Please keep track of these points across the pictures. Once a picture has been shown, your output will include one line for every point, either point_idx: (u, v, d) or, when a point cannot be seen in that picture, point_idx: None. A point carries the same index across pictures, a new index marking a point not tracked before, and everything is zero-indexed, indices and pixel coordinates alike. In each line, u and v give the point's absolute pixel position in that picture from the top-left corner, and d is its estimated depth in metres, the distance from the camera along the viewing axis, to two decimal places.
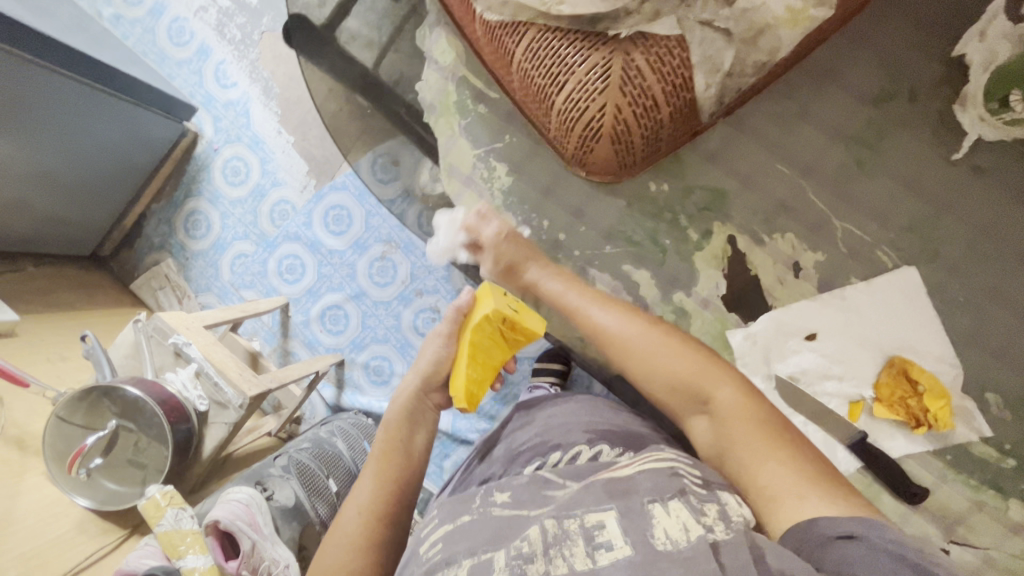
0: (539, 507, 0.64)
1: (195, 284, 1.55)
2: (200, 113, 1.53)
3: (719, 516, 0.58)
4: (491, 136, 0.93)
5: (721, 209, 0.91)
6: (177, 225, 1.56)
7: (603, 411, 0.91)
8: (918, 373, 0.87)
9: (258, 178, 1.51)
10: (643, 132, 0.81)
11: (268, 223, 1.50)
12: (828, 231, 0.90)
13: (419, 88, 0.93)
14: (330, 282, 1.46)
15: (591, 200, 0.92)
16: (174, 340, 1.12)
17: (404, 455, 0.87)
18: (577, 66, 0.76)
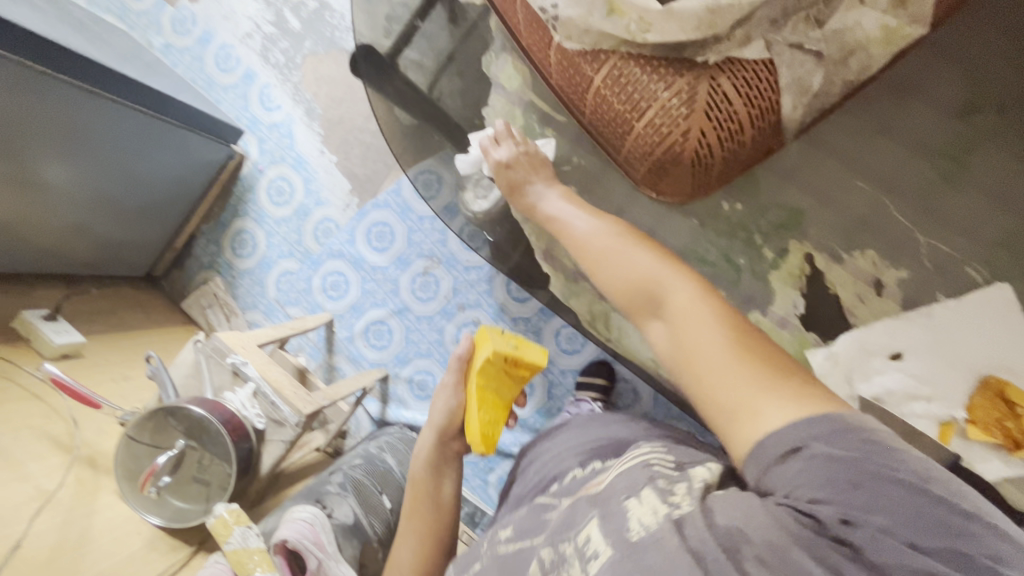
0: (535, 533, 0.65)
1: (243, 301, 1.64)
2: (246, 135, 1.61)
3: (685, 495, 0.52)
4: (559, 159, 0.86)
5: (798, 227, 0.85)
6: (226, 245, 1.65)
7: (597, 428, 0.89)
8: (1016, 394, 0.79)
9: (302, 197, 1.56)
10: (724, 155, 0.75)
11: (313, 241, 1.55)
12: (912, 246, 0.87)
13: (486, 114, 0.86)
14: (373, 298, 1.49)
15: (661, 220, 0.82)
16: (229, 359, 1.10)
17: (422, 509, 0.88)
18: (661, 92, 0.71)
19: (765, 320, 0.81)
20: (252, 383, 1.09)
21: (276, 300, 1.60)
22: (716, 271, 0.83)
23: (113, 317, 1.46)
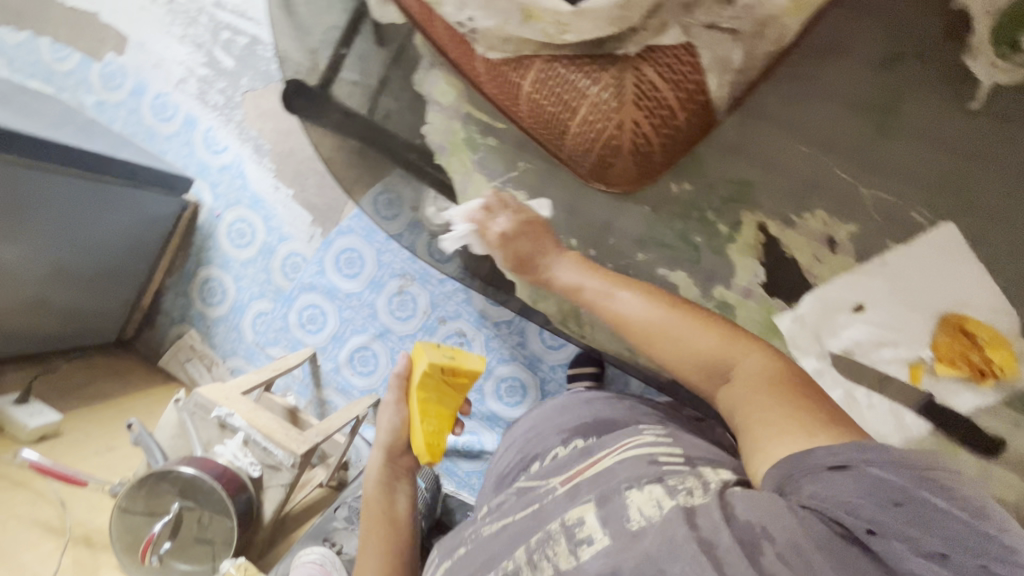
0: (525, 508, 0.71)
1: (222, 349, 1.60)
2: (198, 183, 1.58)
3: (698, 494, 0.56)
4: (505, 166, 0.88)
5: (750, 198, 0.86)
6: (195, 296, 1.62)
7: (581, 406, 0.95)
8: (975, 325, 0.84)
9: (264, 236, 1.54)
10: (662, 142, 0.78)
11: (282, 278, 1.53)
12: (858, 202, 0.85)
13: (426, 131, 0.88)
14: (352, 324, 1.47)
15: (617, 211, 0.88)
16: (217, 413, 1.10)
17: (378, 512, 0.92)
18: (589, 89, 0.73)
19: (730, 293, 0.87)
20: (242, 432, 1.08)
21: (255, 343, 1.56)
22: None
23: (92, 390, 1.45)
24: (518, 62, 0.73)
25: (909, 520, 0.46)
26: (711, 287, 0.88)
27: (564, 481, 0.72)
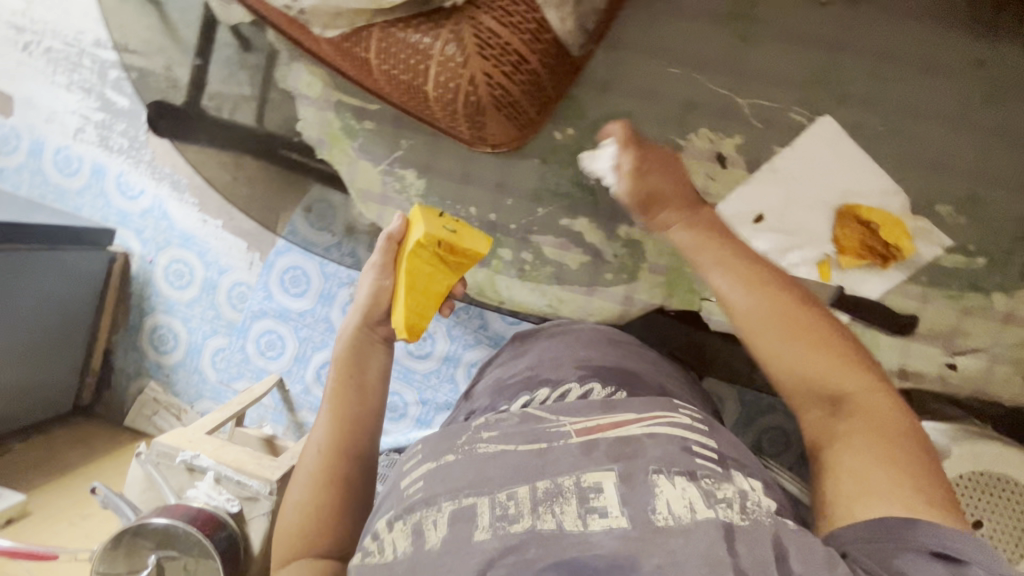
0: (531, 444, 0.53)
1: (187, 395, 1.55)
2: (121, 233, 1.53)
3: (743, 514, 0.45)
4: (388, 148, 1.08)
5: (630, 130, 0.99)
6: (146, 347, 1.57)
7: (600, 343, 0.81)
8: (868, 213, 0.93)
9: (203, 272, 1.49)
10: (522, 88, 0.91)
11: (231, 310, 1.49)
12: (738, 113, 0.95)
13: (303, 128, 1.09)
14: (311, 341, 1.41)
15: (508, 169, 1.05)
16: (181, 458, 1.10)
17: (342, 416, 0.82)
18: (432, 49, 0.86)
19: (634, 230, 1.01)
20: (210, 471, 1.08)
21: (219, 381, 1.51)
22: (573, 199, 1.03)
23: (55, 465, 1.41)
24: (362, 34, 0.89)
25: (952, 571, 0.46)
26: (617, 227, 1.02)
27: (582, 430, 0.55)
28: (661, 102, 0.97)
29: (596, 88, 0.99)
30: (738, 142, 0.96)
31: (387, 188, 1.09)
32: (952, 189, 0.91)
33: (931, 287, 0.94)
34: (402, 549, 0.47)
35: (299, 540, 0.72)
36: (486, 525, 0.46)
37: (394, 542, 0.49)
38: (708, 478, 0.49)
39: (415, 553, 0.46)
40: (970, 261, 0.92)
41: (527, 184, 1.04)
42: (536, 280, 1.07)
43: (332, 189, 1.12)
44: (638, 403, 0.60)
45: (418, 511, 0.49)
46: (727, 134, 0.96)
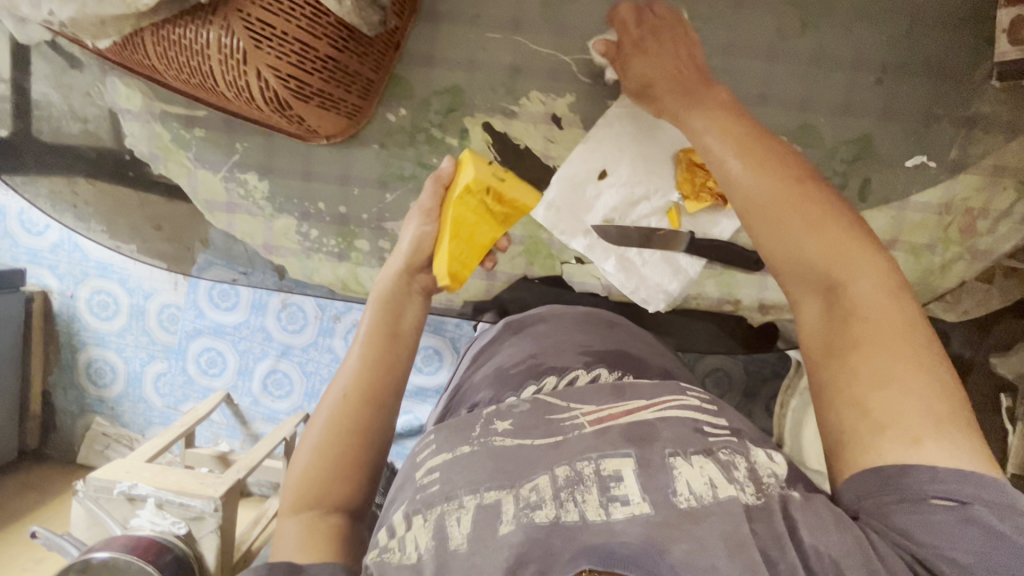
0: (547, 438, 0.47)
1: (136, 424, 1.45)
2: (34, 270, 1.40)
3: (756, 493, 0.41)
4: (225, 151, 0.77)
5: (461, 98, 0.74)
6: (84, 384, 1.45)
7: (598, 323, 0.73)
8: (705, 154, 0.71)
9: (127, 299, 1.37)
10: (347, 88, 0.67)
11: (163, 333, 1.37)
12: (565, 72, 0.72)
13: (115, 133, 0.77)
14: (252, 354, 1.32)
15: (317, 157, 0.77)
16: (118, 489, 0.98)
17: (375, 359, 0.64)
18: (208, 47, 0.60)
19: None
20: (151, 497, 0.97)
21: (168, 407, 1.42)
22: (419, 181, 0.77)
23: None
24: (131, 43, 0.63)
25: (959, 519, 0.37)
26: None
27: (595, 418, 0.49)
28: (484, 66, 0.73)
29: (418, 57, 0.73)
30: (570, 100, 0.73)
31: (233, 195, 0.78)
32: (773, 127, 0.72)
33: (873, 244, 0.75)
34: (427, 547, 0.39)
35: (301, 494, 0.56)
36: (512, 516, 0.39)
37: (414, 540, 0.40)
38: (725, 452, 0.44)
39: (437, 556, 0.38)
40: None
41: (373, 169, 0.77)
42: None
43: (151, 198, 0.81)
44: (647, 387, 0.54)
45: (438, 503, 0.42)
46: (560, 95, 0.73)
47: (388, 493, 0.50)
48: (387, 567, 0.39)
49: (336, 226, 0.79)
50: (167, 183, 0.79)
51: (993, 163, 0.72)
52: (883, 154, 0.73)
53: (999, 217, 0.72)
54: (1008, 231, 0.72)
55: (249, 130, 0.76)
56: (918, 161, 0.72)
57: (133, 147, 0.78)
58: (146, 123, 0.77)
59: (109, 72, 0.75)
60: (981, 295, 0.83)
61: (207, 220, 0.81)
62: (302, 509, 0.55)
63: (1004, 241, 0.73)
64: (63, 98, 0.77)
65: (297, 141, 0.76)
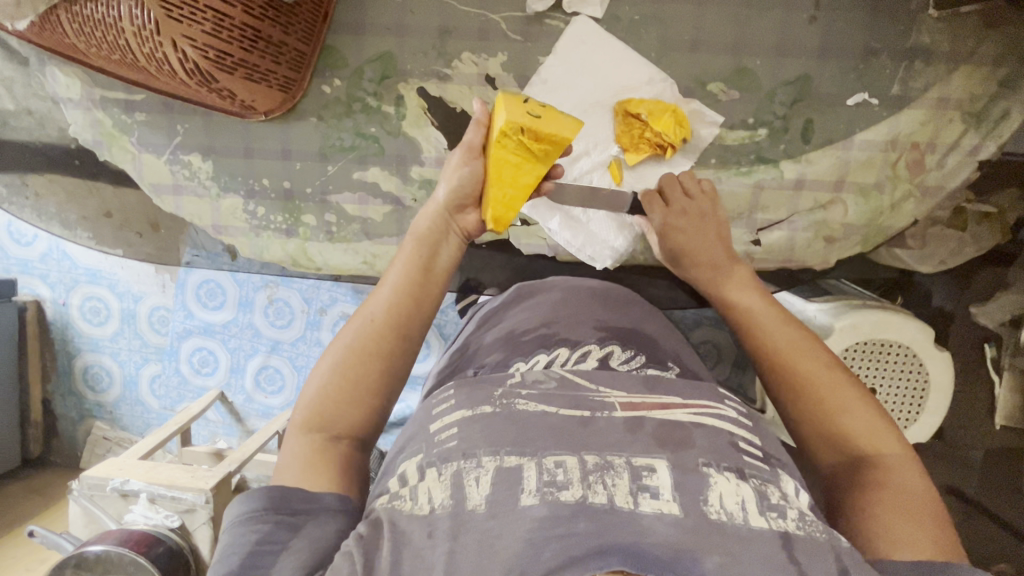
0: (573, 410, 0.47)
1: (135, 428, 1.28)
2: (24, 280, 1.22)
3: (797, 523, 0.38)
4: (165, 132, 0.69)
5: (396, 64, 0.65)
6: (81, 390, 1.28)
7: (615, 301, 0.66)
8: (637, 105, 0.65)
9: (118, 304, 1.21)
10: (275, 59, 0.59)
11: (156, 336, 1.21)
12: (499, 33, 0.65)
13: (45, 124, 0.71)
14: (243, 351, 1.18)
15: (252, 132, 0.68)
16: (112, 486, 0.98)
17: (411, 288, 0.58)
18: (117, 18, 0.49)
19: None
20: (142, 493, 0.96)
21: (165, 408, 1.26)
22: (360, 152, 0.68)
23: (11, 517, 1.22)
24: (45, 22, 0.53)
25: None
26: None
27: (628, 403, 0.48)
28: (414, 30, 0.65)
29: (346, 24, 0.64)
30: (504, 59, 0.65)
31: (175, 174, 0.70)
32: (706, 73, 0.65)
33: (865, 197, 0.68)
34: (441, 500, 0.39)
35: (317, 412, 0.52)
36: (533, 489, 0.38)
37: (427, 492, 0.40)
38: (757, 479, 0.41)
39: (453, 513, 0.38)
40: (750, 135, 0.67)
41: (312, 141, 0.68)
42: (348, 240, 0.71)
43: (94, 184, 0.72)
44: (682, 387, 0.52)
45: (455, 461, 0.42)
46: (491, 54, 0.65)
47: (398, 439, 0.51)
48: (401, 515, 0.40)
49: (281, 201, 0.70)
50: (114, 169, 0.71)
51: (939, 95, 0.64)
52: (824, 93, 0.65)
53: (947, 152, 0.66)
54: (955, 166, 0.66)
55: (188, 110, 0.68)
56: (860, 101, 0.65)
57: (76, 135, 0.70)
58: (87, 108, 0.69)
59: (49, 61, 0.68)
60: (955, 243, 0.79)
61: (156, 205, 0.72)
62: (313, 431, 0.51)
63: (951, 178, 0.66)
64: (5, 90, 0.70)
65: (237, 121, 0.68)
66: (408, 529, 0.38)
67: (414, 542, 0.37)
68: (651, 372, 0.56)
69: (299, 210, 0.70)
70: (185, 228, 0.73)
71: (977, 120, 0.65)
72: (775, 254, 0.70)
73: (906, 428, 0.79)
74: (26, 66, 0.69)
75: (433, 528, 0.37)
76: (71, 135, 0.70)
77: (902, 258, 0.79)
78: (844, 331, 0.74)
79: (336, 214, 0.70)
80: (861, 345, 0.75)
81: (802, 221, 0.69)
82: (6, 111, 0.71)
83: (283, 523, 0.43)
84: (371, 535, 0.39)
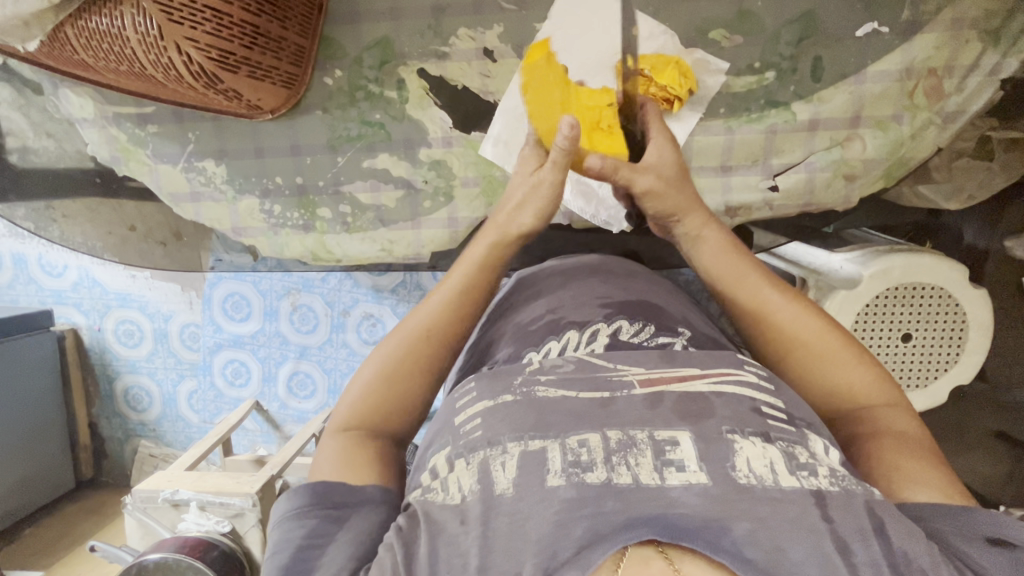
0: (593, 393, 0.45)
1: (179, 442, 1.31)
2: (60, 310, 1.26)
3: (829, 479, 0.37)
4: (178, 140, 0.70)
5: (393, 47, 0.66)
6: (124, 411, 1.32)
7: (620, 278, 0.65)
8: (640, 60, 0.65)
9: (149, 326, 1.24)
10: (276, 55, 0.59)
11: (188, 354, 1.24)
12: (494, 3, 0.64)
13: (66, 145, 0.72)
14: (273, 360, 1.20)
15: (262, 132, 0.69)
16: (163, 497, 1.00)
17: (456, 301, 0.59)
18: (122, 28, 0.50)
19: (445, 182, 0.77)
20: (193, 501, 0.99)
21: (204, 423, 1.29)
22: (368, 140, 0.69)
23: (72, 537, 1.26)
24: (53, 41, 0.55)
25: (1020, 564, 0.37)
26: None
27: (646, 380, 0.46)
28: (409, 11, 0.65)
29: (341, 13, 0.65)
30: (500, 30, 0.65)
31: (191, 181, 0.71)
32: (706, 23, 0.64)
33: (884, 130, 0.65)
34: (470, 490, 0.39)
35: (359, 415, 0.53)
36: (559, 469, 0.38)
37: (457, 482, 0.41)
38: (783, 441, 0.40)
39: (482, 499, 0.38)
40: (758, 80, 0.65)
41: (319, 135, 0.69)
42: (365, 229, 0.72)
43: (116, 200, 0.74)
44: (700, 356, 0.50)
45: (481, 450, 0.42)
46: (487, 27, 0.65)
47: (423, 436, 0.52)
48: (433, 506, 0.40)
49: (295, 197, 0.71)
50: (133, 183, 0.73)
51: (951, 17, 0.62)
52: (831, 29, 0.63)
53: (965, 75, 0.63)
54: (976, 88, 0.63)
55: (197, 117, 0.69)
56: (869, 31, 0.63)
57: (95, 154, 0.72)
58: (101, 126, 0.71)
59: (61, 84, 0.70)
60: (984, 175, 0.76)
61: (177, 214, 0.74)
62: (349, 430, 0.52)
63: (974, 100, 0.63)
64: (24, 118, 0.72)
65: (244, 122, 0.69)
66: (441, 519, 0.39)
67: (448, 532, 0.37)
68: (662, 341, 0.56)
69: (313, 206, 0.71)
70: (209, 234, 0.75)
71: (994, 38, 0.62)
72: (793, 198, 0.69)
73: (947, 370, 0.77)
74: (40, 92, 0.71)
75: (465, 516, 0.38)
76: (90, 155, 0.72)
77: (928, 197, 0.77)
78: (874, 277, 0.73)
79: (351, 205, 0.71)
80: (892, 290, 0.74)
81: (820, 163, 0.67)
82: (27, 139, 0.73)
83: (328, 516, 0.44)
84: (409, 528, 0.40)
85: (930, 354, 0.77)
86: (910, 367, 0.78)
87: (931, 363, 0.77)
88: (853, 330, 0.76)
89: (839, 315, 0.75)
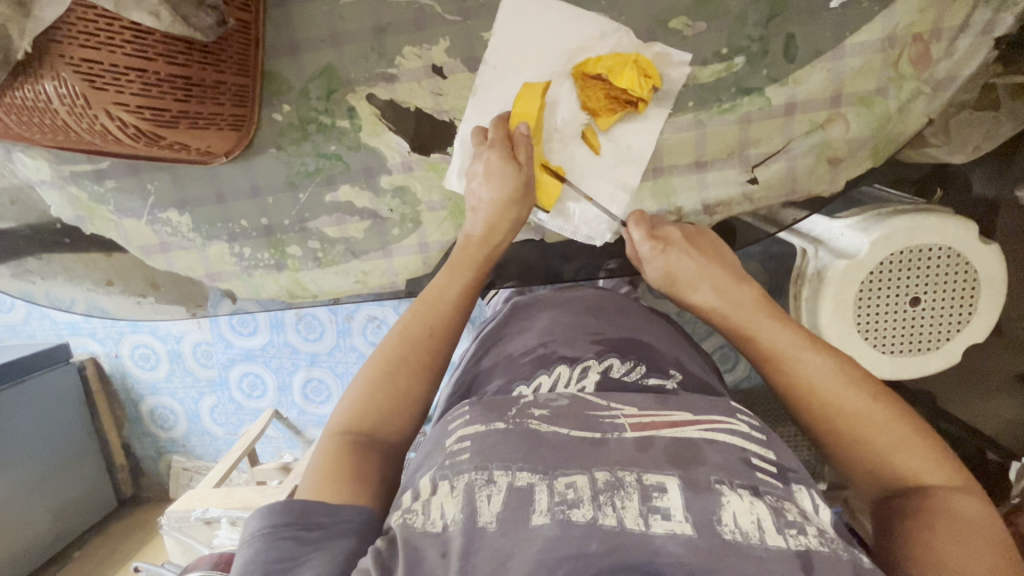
0: (585, 430, 0.44)
1: (209, 455, 1.35)
2: (76, 340, 1.28)
3: (818, 539, 0.36)
4: (139, 192, 0.69)
5: (339, 76, 0.63)
6: (153, 430, 1.36)
7: (614, 314, 0.63)
8: (594, 66, 0.61)
9: (162, 348, 1.25)
10: (218, 99, 0.58)
11: (204, 372, 1.26)
12: (438, 18, 0.61)
13: (31, 209, 0.72)
14: (286, 368, 1.21)
15: (221, 175, 0.68)
16: (195, 516, 1.04)
17: (457, 298, 0.60)
18: (50, 100, 0.49)
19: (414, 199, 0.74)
20: (223, 517, 1.02)
21: (229, 434, 1.32)
22: (326, 174, 0.66)
23: (118, 556, 1.32)
24: None
25: None
26: None
27: (638, 421, 0.45)
28: (350, 37, 0.62)
29: (282, 47, 0.63)
30: (447, 44, 0.62)
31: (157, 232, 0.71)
32: (664, 12, 0.61)
33: (868, 105, 0.61)
34: (453, 518, 0.37)
35: (353, 418, 0.52)
36: (544, 508, 0.37)
37: (440, 508, 0.39)
38: (773, 496, 0.39)
39: (465, 529, 0.36)
40: (726, 66, 0.61)
41: (277, 174, 0.67)
42: (337, 263, 0.70)
43: (89, 256, 0.74)
44: (692, 400, 0.48)
45: (467, 475, 0.40)
46: (433, 42, 0.62)
47: (412, 460, 0.49)
48: (413, 530, 0.38)
49: (263, 237, 0.70)
50: (102, 239, 0.72)
51: None
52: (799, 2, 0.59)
53: (954, 37, 0.58)
54: (967, 51, 0.58)
55: (153, 168, 0.68)
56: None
57: (59, 215, 0.72)
58: (60, 186, 0.70)
59: (14, 150, 0.69)
60: (990, 128, 0.71)
61: (149, 266, 0.73)
62: (343, 433, 0.51)
63: (965, 64, 0.58)
64: None
65: (202, 168, 0.67)
66: (420, 547, 0.36)
67: (427, 562, 0.35)
68: (653, 382, 0.54)
69: (283, 246, 0.70)
70: (182, 281, 0.74)
71: None
72: (774, 189, 0.65)
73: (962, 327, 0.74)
74: None
75: (445, 547, 0.36)
76: (54, 216, 0.72)
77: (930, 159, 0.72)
78: (877, 243, 0.70)
79: (320, 241, 0.69)
80: (897, 254, 0.70)
81: (807, 142, 0.63)
82: None
83: (300, 538, 0.41)
84: (387, 553, 0.37)
85: (945, 314, 0.73)
86: (923, 329, 0.74)
87: (945, 323, 0.73)
88: (859, 299, 0.73)
89: (843, 285, 0.72)
